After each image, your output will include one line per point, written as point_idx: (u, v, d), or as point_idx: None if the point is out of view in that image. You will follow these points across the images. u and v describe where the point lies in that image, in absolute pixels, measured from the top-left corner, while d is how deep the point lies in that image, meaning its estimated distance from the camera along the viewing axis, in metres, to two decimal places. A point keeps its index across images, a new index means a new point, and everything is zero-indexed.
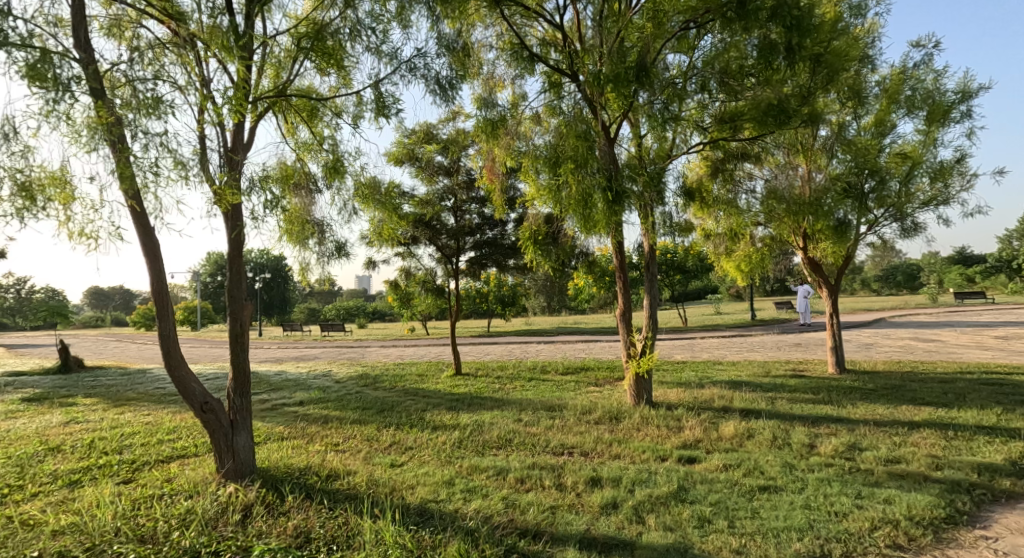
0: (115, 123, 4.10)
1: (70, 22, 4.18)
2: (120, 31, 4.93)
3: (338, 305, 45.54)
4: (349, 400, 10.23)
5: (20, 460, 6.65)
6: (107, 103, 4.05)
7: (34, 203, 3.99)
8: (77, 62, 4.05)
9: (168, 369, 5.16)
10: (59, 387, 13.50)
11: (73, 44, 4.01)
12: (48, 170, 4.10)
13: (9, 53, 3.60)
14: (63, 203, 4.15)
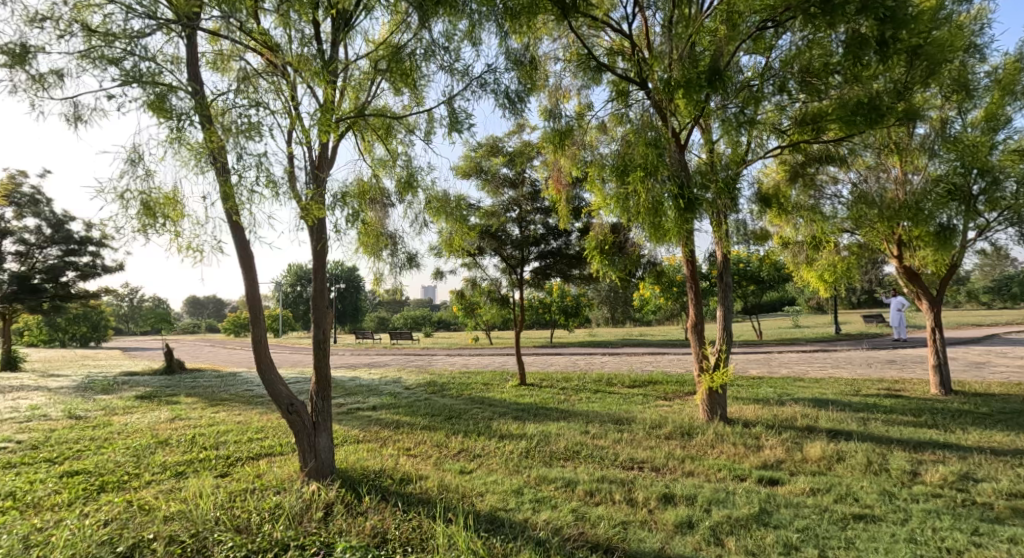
0: (220, 148, 4.58)
1: (185, 60, 4.70)
2: (225, 64, 5.48)
3: (407, 315, 47.19)
4: (418, 406, 10.55)
5: (136, 451, 7.42)
6: (214, 129, 4.52)
7: (153, 221, 4.51)
8: (191, 94, 4.55)
9: (259, 371, 5.59)
10: (165, 386, 14.95)
11: (188, 78, 4.50)
12: (164, 192, 4.60)
13: (139, 88, 4.11)
14: (176, 221, 4.64)
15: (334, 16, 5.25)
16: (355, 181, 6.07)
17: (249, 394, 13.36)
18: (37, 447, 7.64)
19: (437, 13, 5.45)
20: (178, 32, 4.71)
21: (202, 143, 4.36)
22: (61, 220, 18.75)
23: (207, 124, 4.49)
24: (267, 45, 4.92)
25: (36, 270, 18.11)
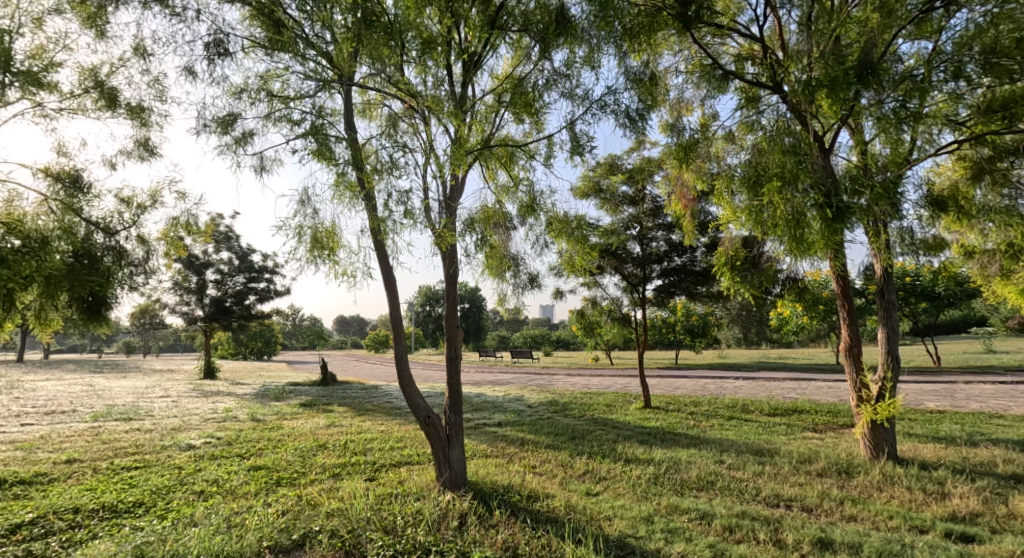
0: (370, 186, 5.23)
1: (342, 112, 5.48)
2: (372, 112, 6.26)
3: (527, 334, 48.07)
4: (542, 425, 10.69)
5: (302, 452, 8.51)
6: (364, 169, 5.18)
7: (319, 252, 5.27)
8: (346, 141, 5.28)
9: (401, 385, 6.13)
10: (321, 396, 16.93)
11: (344, 127, 5.23)
12: (325, 226, 5.36)
13: (309, 140, 4.88)
14: (334, 250, 5.37)
15: (464, 59, 5.76)
16: (481, 208, 6.46)
17: (389, 406, 14.59)
18: (230, 443, 9.13)
19: (558, 43, 5.69)
20: (337, 89, 5.51)
21: (354, 182, 5.03)
22: (246, 252, 22.44)
23: (360, 167, 5.17)
24: (407, 92, 5.54)
25: (228, 295, 21.82)
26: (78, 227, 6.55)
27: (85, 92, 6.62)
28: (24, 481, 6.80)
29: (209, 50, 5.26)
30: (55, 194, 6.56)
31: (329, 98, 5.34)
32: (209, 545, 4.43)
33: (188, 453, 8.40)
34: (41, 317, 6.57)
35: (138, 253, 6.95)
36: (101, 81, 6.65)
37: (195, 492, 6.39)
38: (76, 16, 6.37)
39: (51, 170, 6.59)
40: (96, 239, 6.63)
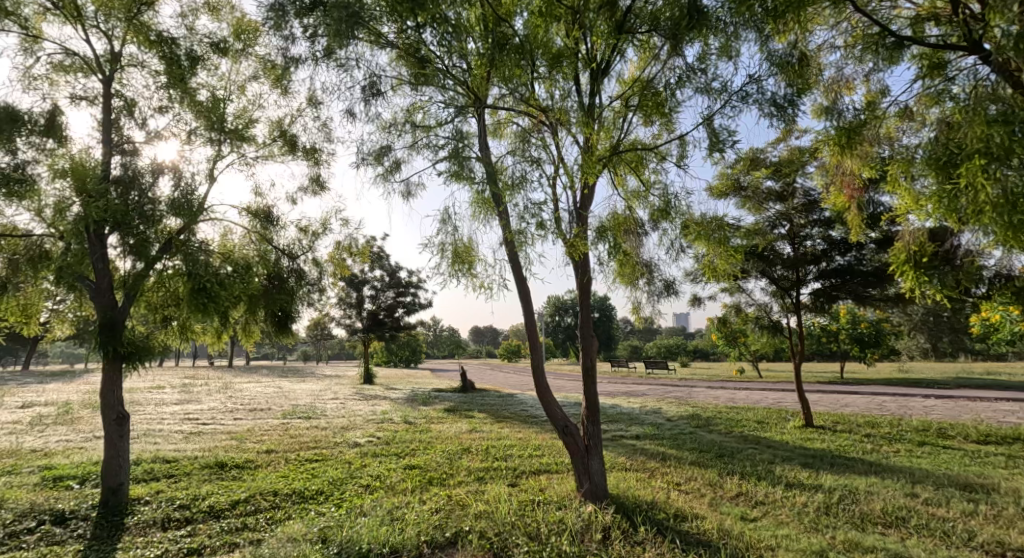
0: (504, 202, 5.53)
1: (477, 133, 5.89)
2: (503, 130, 6.62)
3: (663, 344, 45.94)
4: (684, 440, 10.09)
5: (449, 454, 9.08)
6: (498, 185, 5.48)
7: (460, 265, 5.69)
8: (482, 161, 5.64)
9: (539, 394, 6.24)
10: (463, 402, 17.93)
11: (479, 147, 5.60)
12: (465, 242, 5.77)
13: (449, 163, 5.32)
14: (473, 264, 5.75)
15: (591, 68, 5.78)
16: (610, 215, 6.36)
17: (525, 414, 14.93)
18: (388, 443, 10.07)
19: (689, 38, 5.44)
20: (474, 113, 5.93)
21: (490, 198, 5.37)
22: (395, 269, 24.84)
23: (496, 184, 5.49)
24: (537, 107, 5.74)
25: (381, 308, 24.29)
26: (270, 254, 7.82)
27: (273, 141, 7.92)
28: (238, 465, 8.23)
29: (366, 93, 6.01)
30: (254, 227, 7.92)
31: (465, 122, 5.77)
32: (378, 535, 4.93)
33: (355, 450, 9.45)
34: (246, 329, 7.95)
35: (313, 273, 8.05)
36: (284, 131, 7.90)
37: (363, 485, 7.16)
38: (266, 79, 7.69)
39: (251, 208, 7.97)
40: (283, 263, 7.84)
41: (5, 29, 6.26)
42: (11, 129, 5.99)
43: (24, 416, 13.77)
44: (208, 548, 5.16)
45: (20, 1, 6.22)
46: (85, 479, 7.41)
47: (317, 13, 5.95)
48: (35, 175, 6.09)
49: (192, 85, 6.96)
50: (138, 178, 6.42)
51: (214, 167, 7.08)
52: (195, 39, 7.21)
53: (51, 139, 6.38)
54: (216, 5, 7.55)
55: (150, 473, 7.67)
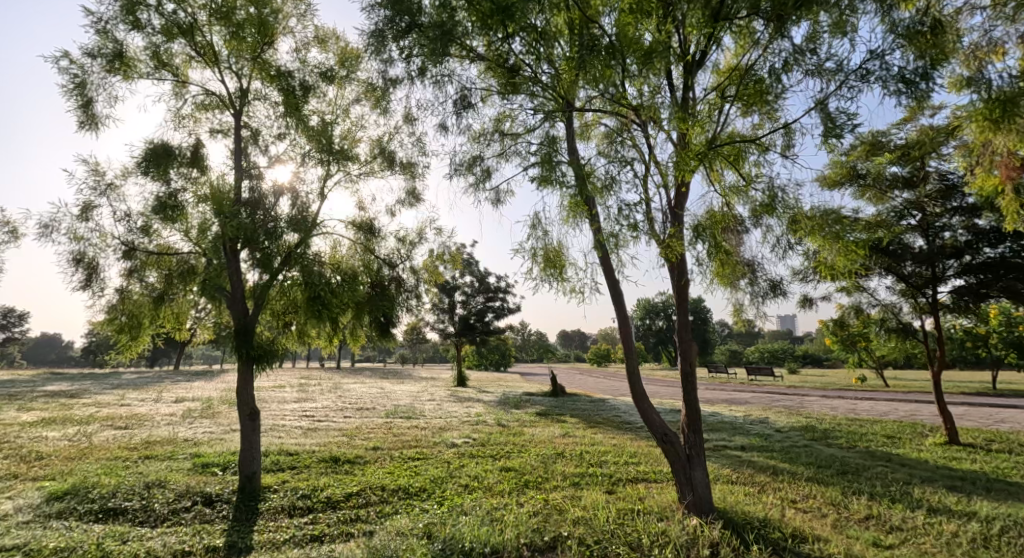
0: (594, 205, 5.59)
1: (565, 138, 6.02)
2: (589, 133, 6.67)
3: (767, 349, 42.71)
4: (798, 453, 9.27)
5: (544, 458, 9.10)
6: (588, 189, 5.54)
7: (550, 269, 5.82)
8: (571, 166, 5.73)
9: (635, 400, 6.07)
10: (554, 406, 17.90)
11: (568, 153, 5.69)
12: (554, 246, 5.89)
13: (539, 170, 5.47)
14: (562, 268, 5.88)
15: (684, 62, 5.56)
16: (707, 213, 6.01)
17: (619, 420, 14.56)
18: (484, 445, 10.33)
19: (796, 18, 5.03)
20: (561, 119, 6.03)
21: (580, 203, 5.44)
22: (484, 275, 25.53)
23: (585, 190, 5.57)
24: (627, 106, 5.65)
25: (472, 313, 25.05)
26: (372, 264, 8.36)
27: (374, 158, 8.49)
28: (349, 460, 8.88)
29: (457, 106, 6.27)
30: (359, 239, 8.50)
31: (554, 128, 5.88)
32: (479, 534, 5.07)
33: (453, 450, 9.80)
34: (353, 333, 8.56)
35: (410, 281, 8.49)
36: (383, 148, 8.45)
37: (463, 485, 7.41)
38: (367, 101, 8.28)
39: (356, 221, 8.57)
40: (384, 272, 8.36)
41: (161, 78, 7.35)
42: (166, 162, 7.00)
43: (177, 409, 15.92)
44: (328, 536, 5.63)
45: (172, 53, 7.27)
46: (226, 466, 8.41)
47: (412, 35, 6.30)
48: (184, 201, 7.05)
49: (305, 113, 7.68)
50: (262, 200, 7.19)
51: (324, 186, 7.74)
52: (307, 70, 7.95)
53: (196, 169, 7.35)
54: (324, 38, 8.27)
55: (277, 464, 8.52)
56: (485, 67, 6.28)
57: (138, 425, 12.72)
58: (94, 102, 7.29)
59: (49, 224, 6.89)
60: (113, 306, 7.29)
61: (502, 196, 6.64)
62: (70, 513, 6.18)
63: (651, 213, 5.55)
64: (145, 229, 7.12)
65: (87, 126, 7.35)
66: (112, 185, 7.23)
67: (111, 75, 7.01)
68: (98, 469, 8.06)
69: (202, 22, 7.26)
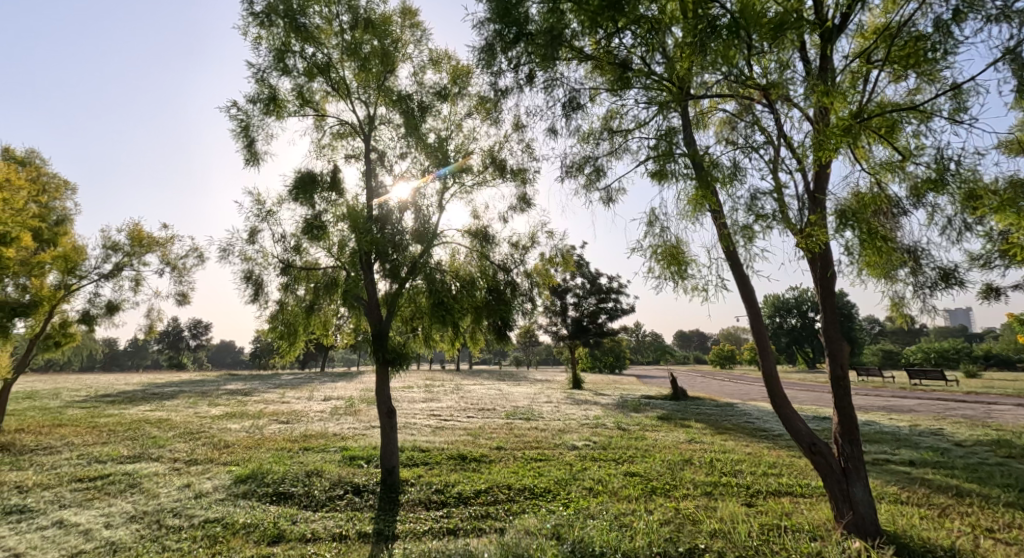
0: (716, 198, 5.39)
1: (681, 129, 5.82)
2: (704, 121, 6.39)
3: (933, 348, 36.68)
4: (987, 472, 7.78)
5: (672, 465, 8.69)
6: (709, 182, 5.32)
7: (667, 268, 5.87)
8: (690, 158, 5.54)
9: (775, 406, 5.55)
10: (677, 410, 17.02)
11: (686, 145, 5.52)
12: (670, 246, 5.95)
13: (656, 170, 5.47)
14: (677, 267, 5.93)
15: (821, 29, 5.03)
16: (853, 195, 5.35)
17: (751, 427, 13.43)
18: (605, 448, 10.14)
19: None
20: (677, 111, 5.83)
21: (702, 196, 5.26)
22: (595, 276, 25.22)
23: (706, 184, 5.29)
24: (753, 87, 5.26)
25: (584, 315, 24.84)
26: (489, 269, 8.65)
27: (487, 168, 8.80)
28: (476, 459, 9.26)
29: (566, 108, 6.28)
30: (475, 246, 8.83)
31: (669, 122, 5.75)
32: (609, 540, 5.01)
33: (574, 453, 9.76)
34: (474, 337, 8.91)
35: (525, 285, 8.61)
36: (495, 157, 8.73)
37: (587, 488, 7.34)
38: (478, 114, 8.62)
39: (471, 230, 8.93)
40: (500, 277, 8.58)
41: (305, 114, 8.33)
42: (311, 189, 7.94)
43: (325, 407, 17.86)
44: (463, 530, 5.91)
45: (313, 90, 8.21)
46: (370, 459, 9.26)
47: (520, 44, 6.40)
48: (326, 221, 7.87)
49: (423, 131, 8.21)
50: (390, 215, 7.79)
51: (443, 197, 8.21)
52: (424, 91, 8.49)
53: (335, 192, 8.21)
54: (437, 59, 8.78)
55: (412, 459, 9.16)
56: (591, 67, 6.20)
57: (297, 420, 14.48)
58: (256, 141, 8.49)
59: (227, 248, 8.16)
60: (274, 315, 8.41)
61: (613, 195, 6.53)
62: (251, 494, 7.23)
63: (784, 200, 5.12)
64: (296, 248, 8.11)
65: (250, 162, 8.58)
66: (271, 211, 8.35)
67: (267, 116, 8.11)
68: (270, 457, 9.33)
69: (336, 60, 8.13)
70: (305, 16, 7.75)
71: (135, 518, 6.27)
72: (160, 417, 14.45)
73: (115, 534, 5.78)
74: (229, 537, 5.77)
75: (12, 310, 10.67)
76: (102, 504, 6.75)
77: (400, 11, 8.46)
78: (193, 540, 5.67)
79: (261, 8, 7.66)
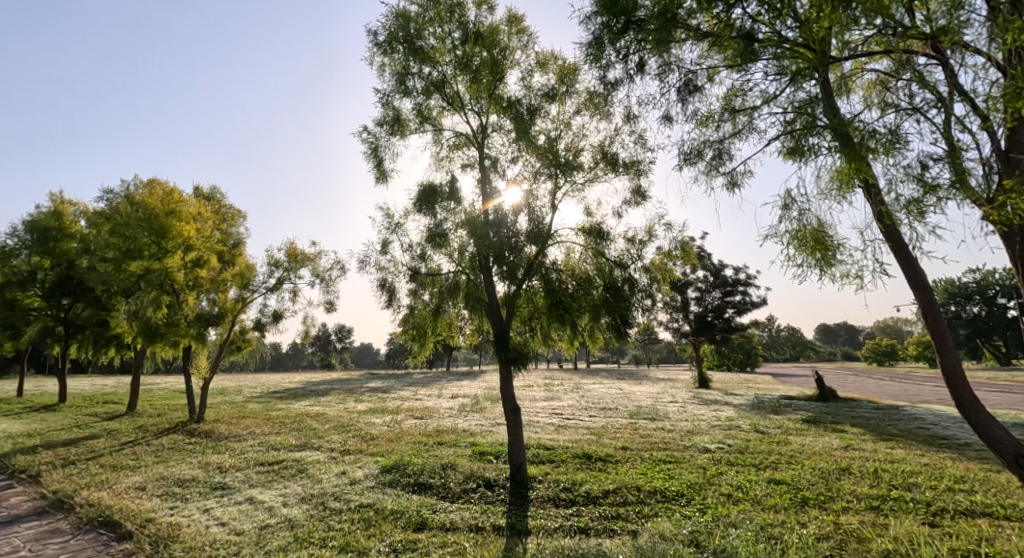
0: (871, 172, 4.74)
1: (822, 97, 5.20)
2: (849, 86, 5.64)
3: None
4: None
5: (825, 474, 7.76)
6: (859, 154, 4.70)
7: (811, 253, 5.30)
8: (833, 129, 4.94)
9: (961, 410, 4.67)
10: (827, 413, 15.20)
11: (827, 114, 4.95)
12: (813, 229, 5.36)
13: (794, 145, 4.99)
14: (821, 253, 5.30)
15: None
16: None
17: (925, 433, 11.53)
18: (743, 452, 9.38)
19: None
20: (814, 78, 5.22)
21: (853, 170, 4.68)
22: (719, 268, 23.58)
23: (858, 156, 4.63)
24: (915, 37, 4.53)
25: (709, 310, 23.31)
26: (605, 266, 8.46)
27: (598, 163, 8.64)
28: (602, 458, 9.11)
29: (682, 93, 5.92)
30: (589, 244, 8.66)
31: (806, 94, 5.17)
32: (757, 552, 4.63)
33: (707, 456, 9.18)
34: (593, 335, 8.77)
35: (644, 280, 8.28)
36: (605, 152, 8.53)
37: (725, 494, 6.84)
38: (588, 110, 8.51)
39: (586, 227, 8.78)
40: (617, 273, 8.36)
41: (425, 130, 8.89)
42: (433, 200, 8.44)
43: (454, 404, 18.88)
44: (594, 530, 5.85)
45: (430, 107, 8.71)
46: (498, 455, 9.57)
47: (630, 33, 6.16)
48: (447, 229, 8.27)
49: (533, 133, 8.30)
50: (505, 219, 7.97)
51: (557, 197, 8.21)
52: (533, 95, 8.58)
53: (454, 201, 8.62)
54: (545, 61, 8.82)
55: (539, 457, 9.30)
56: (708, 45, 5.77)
57: (430, 417, 15.50)
58: (384, 160, 9.25)
59: (364, 260, 8.98)
60: (406, 319, 9.06)
61: (738, 180, 6.03)
62: (396, 483, 7.87)
63: (962, 166, 4.35)
64: (422, 255, 8.65)
65: (380, 180, 9.36)
66: (399, 223, 9.02)
67: (392, 135, 8.78)
68: (409, 450, 10.09)
69: (449, 76, 8.55)
70: (421, 38, 8.28)
71: (305, 499, 7.17)
72: (317, 412, 16.38)
73: (291, 512, 6.65)
74: (380, 521, 6.33)
75: (206, 320, 12.90)
76: (280, 486, 7.82)
77: (506, 19, 8.63)
78: (352, 522, 6.31)
79: (384, 37, 8.33)
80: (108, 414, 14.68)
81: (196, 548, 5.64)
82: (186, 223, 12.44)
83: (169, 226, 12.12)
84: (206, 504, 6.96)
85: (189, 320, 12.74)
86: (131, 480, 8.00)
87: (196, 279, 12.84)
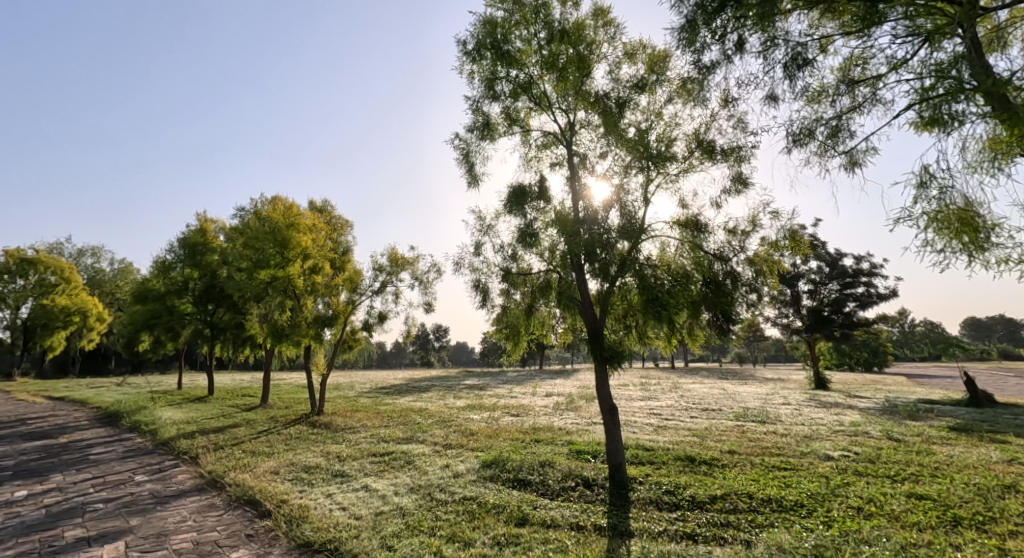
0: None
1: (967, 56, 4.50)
2: (1001, 40, 4.83)
3: None
4: None
5: (981, 490, 6.71)
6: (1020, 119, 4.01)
7: (957, 237, 4.61)
8: (983, 93, 4.25)
9: None
10: (981, 421, 13.13)
11: (976, 76, 4.27)
12: (961, 208, 4.65)
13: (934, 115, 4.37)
14: (971, 235, 4.59)
15: None
16: None
17: None
18: (874, 462, 8.40)
19: None
20: (955, 36, 4.53)
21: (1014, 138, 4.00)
22: (836, 258, 21.38)
23: (1021, 121, 3.96)
24: None
25: (825, 304, 21.20)
26: (704, 260, 7.98)
27: (693, 153, 8.19)
28: (707, 462, 8.63)
29: (790, 68, 5.42)
30: (685, 237, 8.22)
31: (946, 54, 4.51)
32: None
33: (830, 464, 8.33)
34: (692, 332, 8.34)
35: (748, 274, 7.70)
36: (701, 140, 8.07)
37: (854, 507, 6.16)
38: (680, 97, 8.11)
39: (681, 220, 8.35)
40: (717, 267, 7.87)
41: (513, 132, 8.98)
42: (523, 200, 8.50)
43: (550, 403, 18.91)
44: (702, 536, 5.55)
45: (518, 109, 8.80)
46: (596, 454, 9.43)
47: (726, 11, 5.75)
48: (537, 228, 8.30)
49: (623, 126, 8.07)
50: (596, 215, 7.83)
51: (650, 190, 7.89)
52: (621, 87, 8.33)
53: (543, 200, 8.64)
54: (633, 51, 8.52)
55: (638, 457, 9.02)
56: (819, 13, 5.22)
57: (526, 414, 15.68)
58: (475, 165, 9.50)
59: (459, 262, 9.29)
60: (500, 318, 9.24)
61: (859, 159, 5.42)
62: (496, 478, 8.05)
63: None
64: (513, 255, 8.76)
65: (472, 184, 9.62)
66: (491, 225, 9.22)
67: (483, 140, 8.98)
68: (507, 446, 10.27)
69: (536, 77, 8.57)
70: (508, 42, 8.37)
71: (413, 489, 7.57)
72: (420, 407, 17.25)
73: (401, 501, 7.05)
74: (483, 514, 6.50)
75: (322, 322, 14.09)
76: (390, 476, 8.34)
77: (592, 13, 8.47)
78: (457, 514, 6.55)
79: (472, 45, 8.57)
80: (245, 406, 16.58)
81: (322, 529, 6.16)
82: (303, 234, 13.75)
83: (290, 238, 13.47)
84: (328, 490, 7.59)
85: (308, 322, 14.03)
86: (266, 465, 8.97)
87: (313, 284, 14.07)
